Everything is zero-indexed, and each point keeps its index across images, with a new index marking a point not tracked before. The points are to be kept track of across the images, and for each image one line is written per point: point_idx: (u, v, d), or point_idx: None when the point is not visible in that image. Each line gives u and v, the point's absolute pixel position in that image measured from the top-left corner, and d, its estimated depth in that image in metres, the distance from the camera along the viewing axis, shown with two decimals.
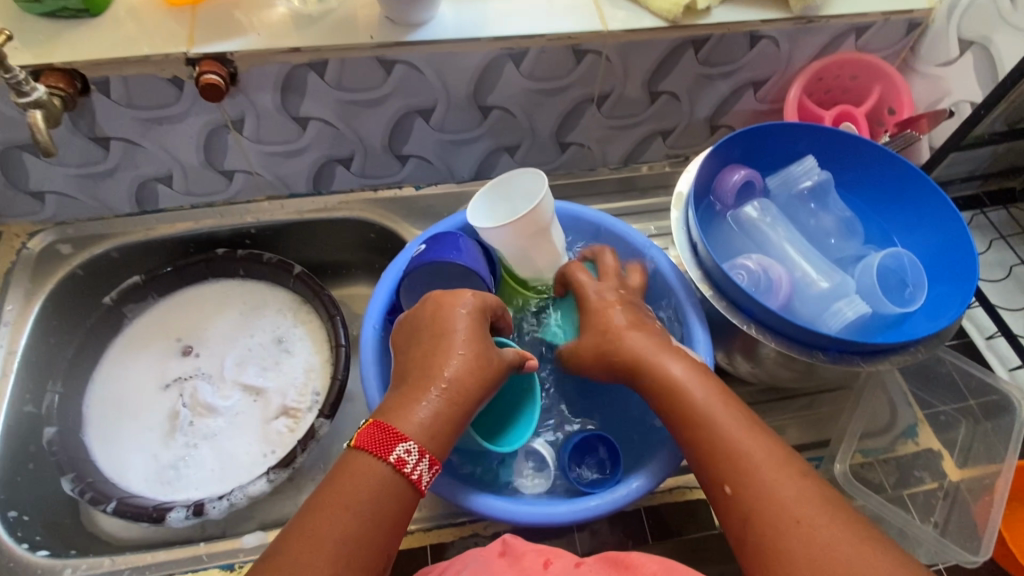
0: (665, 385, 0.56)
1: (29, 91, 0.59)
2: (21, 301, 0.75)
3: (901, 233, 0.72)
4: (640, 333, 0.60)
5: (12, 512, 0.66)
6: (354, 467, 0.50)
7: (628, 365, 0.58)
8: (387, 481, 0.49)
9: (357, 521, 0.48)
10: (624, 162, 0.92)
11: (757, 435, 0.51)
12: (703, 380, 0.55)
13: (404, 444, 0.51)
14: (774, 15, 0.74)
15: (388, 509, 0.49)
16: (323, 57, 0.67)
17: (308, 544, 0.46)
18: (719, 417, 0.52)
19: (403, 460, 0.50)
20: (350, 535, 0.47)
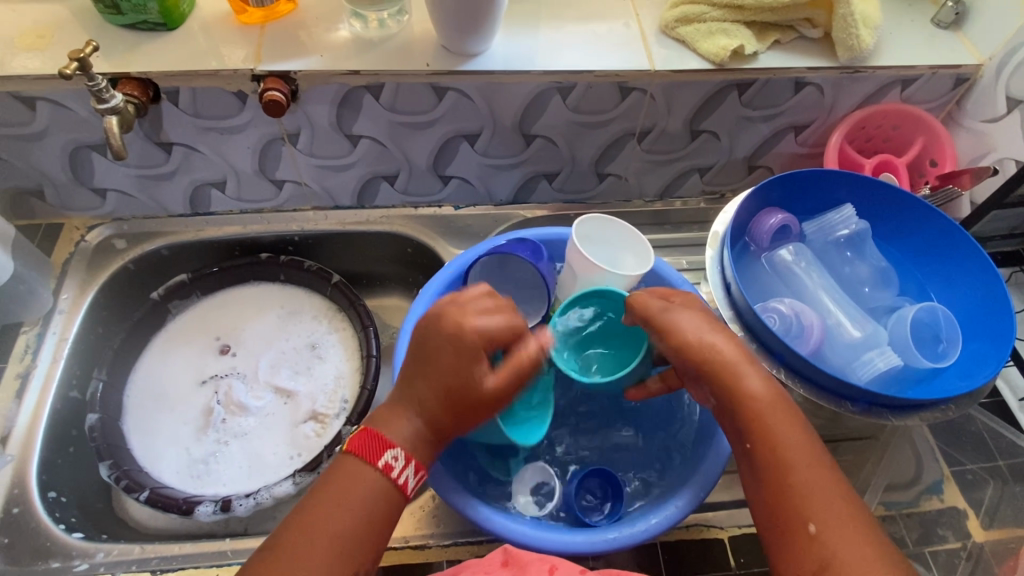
0: (752, 401, 0.53)
1: (109, 98, 0.64)
2: (76, 291, 0.79)
3: (938, 288, 0.71)
4: (723, 342, 0.56)
5: (51, 493, 0.69)
6: (345, 468, 0.53)
7: (713, 368, 0.54)
8: (375, 484, 0.52)
9: (345, 518, 0.50)
10: (660, 197, 0.93)
11: (835, 474, 0.51)
12: (786, 404, 0.53)
13: (393, 451, 0.53)
14: (820, 63, 0.76)
15: (377, 508, 0.52)
16: (380, 81, 0.71)
17: (301, 536, 0.49)
18: (799, 449, 0.51)
19: (390, 466, 0.53)
20: (334, 532, 0.50)
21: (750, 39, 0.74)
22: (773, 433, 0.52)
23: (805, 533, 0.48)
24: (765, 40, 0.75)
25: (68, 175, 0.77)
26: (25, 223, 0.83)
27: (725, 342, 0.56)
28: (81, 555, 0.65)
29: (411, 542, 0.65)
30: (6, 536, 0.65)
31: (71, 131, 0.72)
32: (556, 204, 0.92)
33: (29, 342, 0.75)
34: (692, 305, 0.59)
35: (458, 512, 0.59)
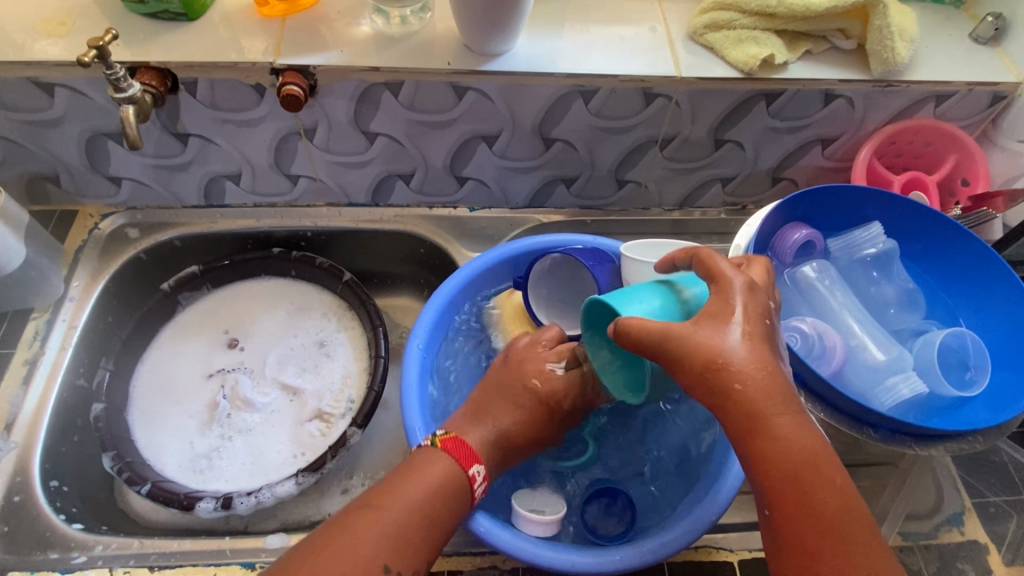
0: (779, 466, 0.46)
1: (126, 87, 0.63)
2: (87, 278, 0.79)
3: (968, 313, 0.68)
4: (761, 377, 0.47)
5: (54, 482, 0.68)
6: (443, 460, 0.56)
7: (737, 419, 0.47)
8: (459, 488, 0.55)
9: (434, 504, 0.53)
10: (679, 205, 0.91)
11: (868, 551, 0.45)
12: (819, 466, 0.46)
13: (478, 465, 0.57)
14: (852, 75, 0.73)
15: (457, 509, 0.55)
16: (399, 78, 0.69)
17: (392, 505, 0.52)
18: (834, 517, 0.45)
19: (474, 478, 0.56)
20: (421, 512, 0.52)
21: (780, 48, 0.72)
22: (801, 499, 0.46)
23: None
24: (796, 49, 0.73)
25: (83, 162, 0.77)
26: (39, 208, 0.83)
27: (764, 379, 0.47)
28: (79, 547, 0.64)
29: None
30: (5, 524, 0.64)
31: (89, 118, 0.71)
32: (573, 209, 0.90)
33: (38, 328, 0.75)
34: (728, 314, 0.49)
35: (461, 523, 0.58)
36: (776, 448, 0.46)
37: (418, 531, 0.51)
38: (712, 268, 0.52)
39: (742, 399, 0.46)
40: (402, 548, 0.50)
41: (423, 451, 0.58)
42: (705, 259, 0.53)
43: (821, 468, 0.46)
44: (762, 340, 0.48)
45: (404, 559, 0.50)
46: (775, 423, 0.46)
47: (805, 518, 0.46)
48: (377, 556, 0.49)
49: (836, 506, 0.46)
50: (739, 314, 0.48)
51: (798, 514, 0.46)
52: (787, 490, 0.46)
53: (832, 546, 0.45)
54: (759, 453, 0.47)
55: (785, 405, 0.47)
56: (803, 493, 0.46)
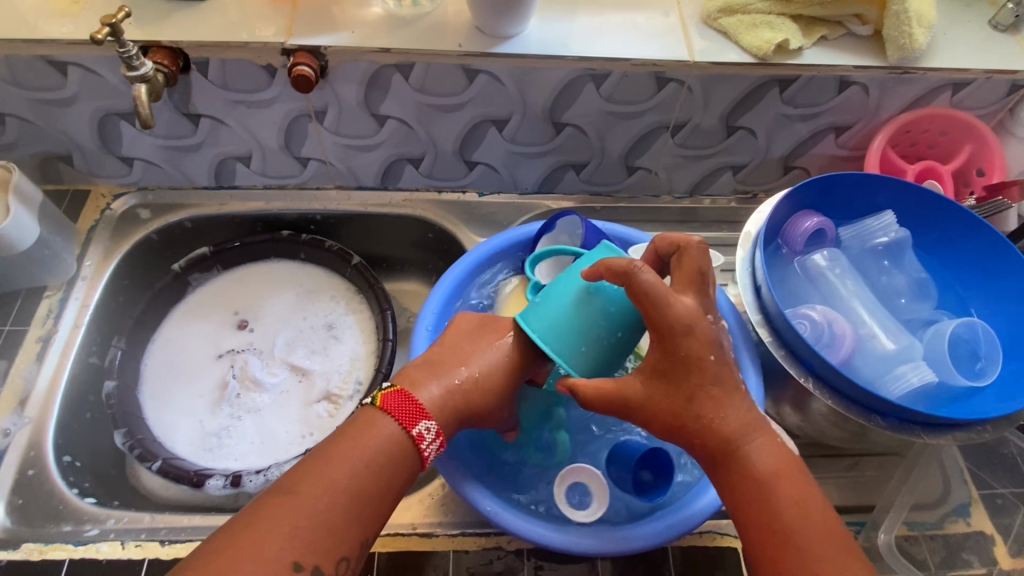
0: (745, 483, 0.50)
1: (139, 66, 0.63)
2: (99, 258, 0.80)
3: (980, 304, 0.68)
4: (724, 413, 0.51)
5: (67, 457, 0.70)
6: (378, 432, 0.52)
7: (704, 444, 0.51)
8: (395, 454, 0.52)
9: (362, 485, 0.50)
10: (689, 193, 0.91)
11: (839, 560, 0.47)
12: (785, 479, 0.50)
13: (427, 421, 0.54)
14: (868, 61, 0.72)
15: (393, 486, 0.51)
16: (410, 60, 0.69)
17: (314, 490, 0.48)
18: (801, 529, 0.48)
19: (422, 436, 0.53)
20: (346, 492, 0.49)
21: (795, 33, 0.71)
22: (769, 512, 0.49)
23: None
24: (811, 35, 0.72)
25: (96, 142, 0.77)
26: (53, 188, 0.84)
27: (727, 414, 0.51)
28: (91, 521, 0.65)
29: (419, 529, 0.64)
30: (20, 496, 0.65)
31: (102, 98, 0.72)
32: (582, 195, 0.90)
33: (52, 306, 0.76)
34: (676, 362, 0.51)
35: (467, 502, 0.58)
36: (746, 473, 0.50)
37: (343, 515, 0.48)
38: (640, 300, 0.52)
39: (708, 433, 0.51)
40: (324, 536, 0.47)
41: (357, 418, 0.54)
42: (648, 288, 0.51)
43: (789, 486, 0.49)
44: (721, 377, 0.51)
45: (327, 547, 0.47)
46: (739, 449, 0.51)
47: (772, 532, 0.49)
48: (291, 551, 0.46)
49: (806, 519, 0.48)
50: (686, 359, 0.51)
51: (765, 528, 0.48)
52: (754, 508, 0.49)
53: (801, 555, 0.47)
54: (728, 478, 0.51)
55: (750, 432, 0.51)
56: (769, 508, 0.49)
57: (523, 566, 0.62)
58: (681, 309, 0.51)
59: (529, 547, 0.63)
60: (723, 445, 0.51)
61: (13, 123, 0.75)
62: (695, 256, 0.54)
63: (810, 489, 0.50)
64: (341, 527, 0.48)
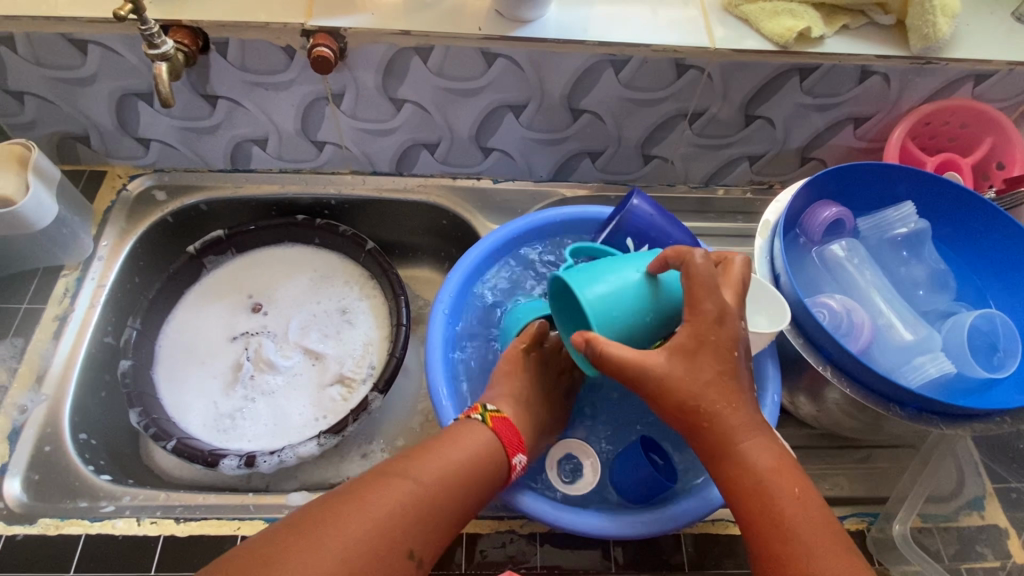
0: (747, 478, 0.49)
1: (160, 44, 0.63)
2: (115, 238, 0.80)
3: (1000, 296, 0.68)
4: (729, 406, 0.50)
5: (83, 435, 0.70)
6: (490, 446, 0.55)
7: (709, 437, 0.50)
8: (495, 476, 0.55)
9: (468, 488, 0.53)
10: (705, 182, 0.90)
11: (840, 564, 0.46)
12: (788, 479, 0.49)
13: (523, 455, 0.58)
14: (890, 51, 0.72)
15: (484, 497, 0.55)
16: (430, 43, 0.69)
17: (429, 483, 0.51)
18: (799, 525, 0.48)
19: (517, 466, 0.57)
20: (451, 498, 0.52)
21: (817, 21, 0.70)
22: (771, 510, 0.48)
23: None
24: (833, 23, 0.72)
25: (113, 122, 0.77)
26: (69, 168, 0.84)
27: (730, 409, 0.50)
28: (108, 498, 0.65)
29: None
30: (37, 472, 0.66)
31: (120, 77, 0.72)
32: (597, 183, 0.90)
33: (68, 285, 0.76)
34: (700, 344, 0.50)
35: None
36: (746, 469, 0.49)
37: (447, 512, 0.51)
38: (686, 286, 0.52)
39: (711, 428, 0.50)
40: (425, 530, 0.50)
41: (469, 425, 0.57)
42: (700, 273, 0.51)
43: (788, 481, 0.49)
44: (734, 363, 0.51)
45: (430, 535, 0.50)
46: (740, 446, 0.50)
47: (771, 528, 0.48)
48: (404, 538, 0.48)
49: (803, 514, 0.48)
50: (708, 344, 0.50)
51: (764, 523, 0.48)
52: (753, 504, 0.49)
53: (799, 549, 0.47)
54: (728, 474, 0.50)
55: (750, 427, 0.51)
56: (767, 504, 0.49)
57: (536, 551, 0.62)
58: (710, 302, 0.50)
59: (542, 531, 0.64)
60: (725, 440, 0.50)
61: (31, 102, 0.75)
62: (738, 267, 0.54)
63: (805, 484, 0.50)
64: (443, 522, 0.51)
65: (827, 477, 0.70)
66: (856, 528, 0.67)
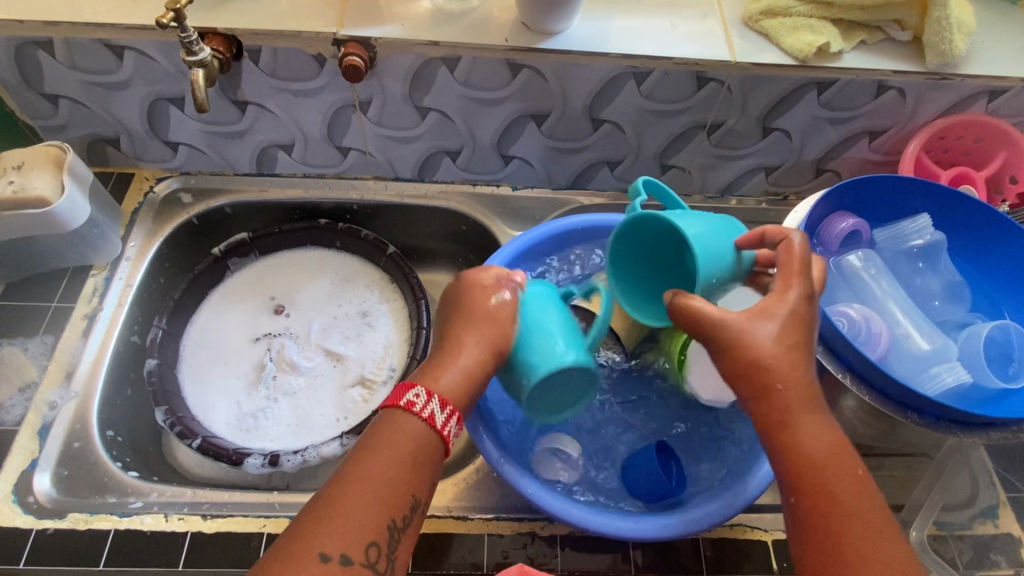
0: (807, 453, 0.47)
1: (198, 51, 0.65)
2: (142, 239, 0.82)
3: (1013, 307, 0.69)
4: (796, 378, 0.48)
5: (110, 432, 0.71)
6: (389, 421, 0.52)
7: (773, 406, 0.48)
8: (421, 435, 0.52)
9: (383, 467, 0.50)
10: (721, 193, 0.92)
11: (893, 549, 0.45)
12: (845, 459, 0.48)
13: (415, 389, 0.54)
14: (906, 67, 0.73)
15: (424, 457, 0.52)
16: (457, 54, 0.71)
17: (336, 494, 0.49)
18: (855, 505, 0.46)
19: (413, 403, 0.53)
20: (385, 481, 0.50)
21: (836, 36, 0.72)
22: (826, 488, 0.47)
23: None
24: (851, 39, 0.73)
25: (144, 126, 0.79)
26: (98, 169, 0.85)
27: (798, 381, 0.48)
28: (135, 494, 0.66)
29: (455, 512, 0.66)
30: (66, 468, 0.67)
31: (154, 82, 0.73)
32: (615, 192, 0.91)
33: (97, 285, 0.78)
34: (777, 314, 0.49)
35: (508, 483, 0.60)
36: (805, 444, 0.47)
37: (375, 501, 0.49)
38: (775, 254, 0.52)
39: (776, 397, 0.48)
40: (364, 519, 0.48)
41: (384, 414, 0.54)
42: (792, 250, 0.51)
43: (845, 462, 0.48)
44: (806, 337, 0.49)
45: (367, 532, 0.48)
46: (800, 421, 0.48)
47: (825, 507, 0.46)
48: (329, 543, 0.46)
49: (860, 497, 0.46)
50: (789, 315, 0.49)
51: (821, 501, 0.46)
52: (809, 478, 0.47)
53: (855, 530, 0.45)
54: (787, 447, 0.48)
55: (811, 404, 0.49)
56: (826, 483, 0.47)
57: (554, 550, 0.64)
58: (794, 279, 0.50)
59: (562, 533, 0.65)
60: (785, 412, 0.48)
61: (65, 105, 0.77)
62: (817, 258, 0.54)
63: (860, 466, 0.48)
64: (378, 510, 0.48)
65: None
66: None
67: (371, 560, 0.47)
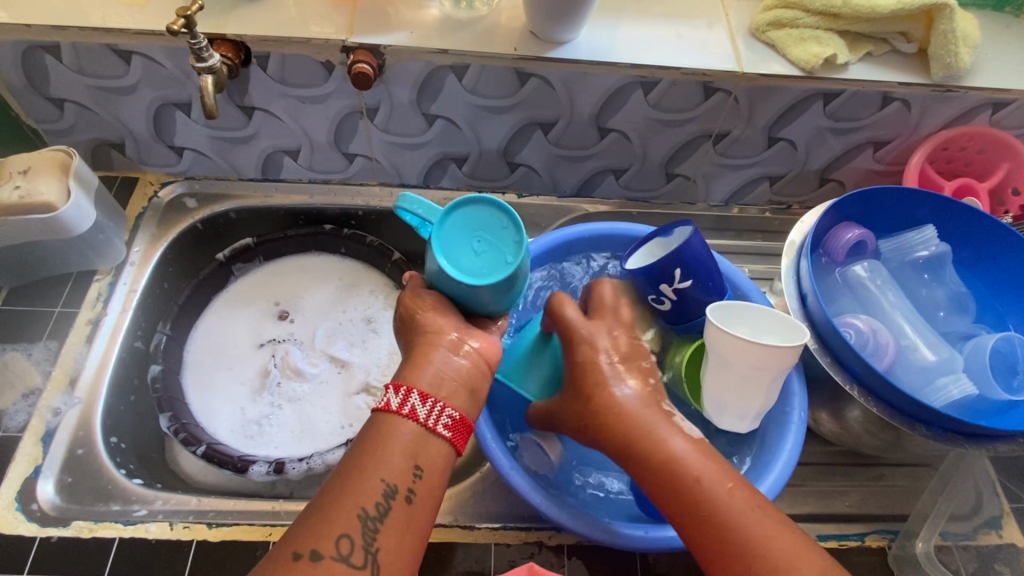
0: (659, 458, 0.52)
1: (207, 58, 0.65)
2: (147, 244, 0.81)
3: (1018, 319, 0.69)
4: (624, 406, 0.55)
5: (114, 438, 0.71)
6: (369, 421, 0.52)
7: (613, 425, 0.54)
8: (397, 429, 0.51)
9: (352, 461, 0.50)
10: (725, 201, 0.92)
11: (758, 517, 0.48)
12: (700, 453, 0.52)
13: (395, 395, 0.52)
14: (912, 79, 0.74)
15: (398, 443, 0.50)
16: (466, 62, 0.71)
17: (319, 495, 0.49)
18: (721, 503, 0.49)
19: (392, 404, 0.52)
20: (357, 475, 0.49)
21: (842, 48, 0.72)
22: (686, 485, 0.50)
23: None
24: (857, 50, 0.74)
25: (149, 130, 0.79)
26: (102, 174, 0.85)
27: (627, 409, 0.54)
28: (140, 501, 0.66)
29: (461, 522, 0.66)
30: (70, 475, 0.66)
31: (161, 88, 0.73)
32: (620, 200, 0.91)
33: (101, 290, 0.77)
34: (586, 350, 0.58)
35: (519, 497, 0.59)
36: (656, 462, 0.52)
37: (345, 493, 0.48)
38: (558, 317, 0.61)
39: (614, 420, 0.54)
40: (335, 514, 0.47)
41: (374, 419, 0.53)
42: (600, 296, 0.63)
43: (703, 466, 0.51)
44: (626, 373, 0.57)
45: (338, 526, 0.47)
46: (644, 430, 0.53)
47: (688, 504, 0.50)
48: (300, 538, 0.46)
49: (721, 484, 0.50)
50: (594, 349, 0.58)
51: (681, 498, 0.50)
52: (664, 482, 0.51)
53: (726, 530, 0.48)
54: (643, 475, 0.53)
55: (653, 413, 0.55)
56: (680, 481, 0.51)
57: (561, 560, 0.63)
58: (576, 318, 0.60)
59: (570, 543, 0.65)
60: (630, 442, 0.53)
61: (71, 109, 0.76)
62: (605, 292, 0.64)
63: (723, 465, 0.52)
64: (348, 502, 0.48)
65: (847, 493, 0.71)
66: (876, 545, 0.67)
67: (344, 553, 0.46)
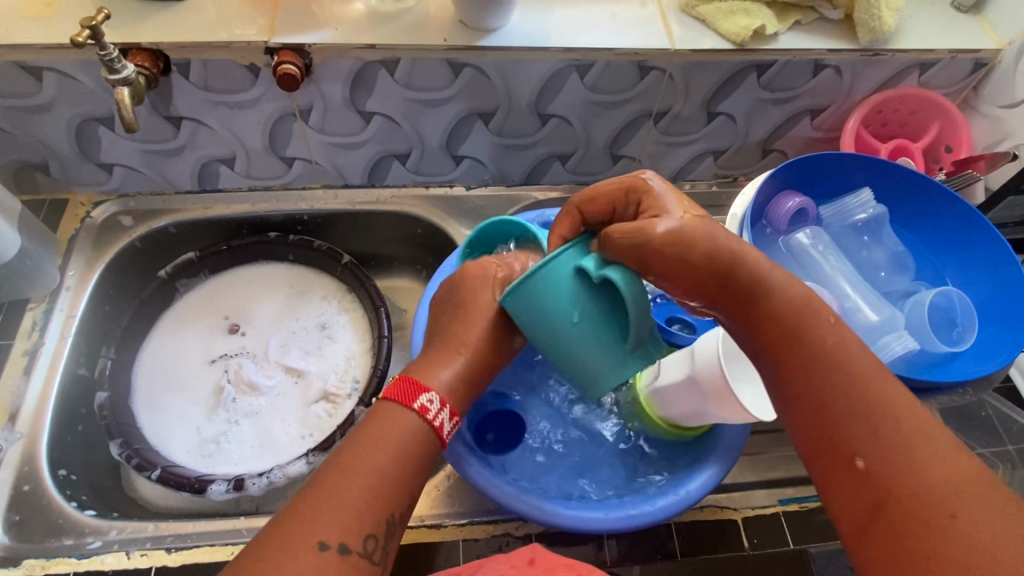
0: (771, 305, 0.47)
1: (120, 69, 0.62)
2: (82, 267, 0.78)
3: (955, 274, 0.71)
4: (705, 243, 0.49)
5: (62, 471, 0.68)
6: (388, 414, 0.50)
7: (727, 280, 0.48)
8: (418, 434, 0.50)
9: (379, 456, 0.48)
10: (672, 179, 0.92)
11: (886, 385, 0.43)
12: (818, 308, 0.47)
13: (426, 395, 0.52)
14: (840, 45, 0.75)
15: (419, 449, 0.50)
16: (396, 56, 0.69)
17: (340, 484, 0.46)
18: (852, 363, 0.44)
19: (426, 408, 0.51)
20: (383, 474, 0.47)
21: (771, 19, 0.73)
22: (809, 338, 0.45)
23: (850, 466, 0.41)
24: (785, 20, 0.74)
25: (73, 149, 0.75)
26: (28, 198, 0.81)
27: (722, 230, 0.49)
28: (93, 533, 0.64)
29: (427, 521, 0.66)
30: (17, 513, 0.64)
31: (77, 103, 0.70)
32: (569, 185, 0.91)
33: (36, 318, 0.74)
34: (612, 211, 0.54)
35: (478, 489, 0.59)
36: (770, 308, 0.47)
37: (378, 494, 0.47)
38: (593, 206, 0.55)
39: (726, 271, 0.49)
40: (364, 510, 0.46)
41: (387, 412, 0.51)
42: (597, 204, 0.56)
43: (820, 313, 0.47)
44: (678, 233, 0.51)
45: (364, 522, 0.45)
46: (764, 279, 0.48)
47: (801, 363, 0.45)
48: (325, 527, 0.44)
49: (844, 349, 0.45)
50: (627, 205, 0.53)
51: (788, 345, 0.46)
52: (773, 330, 0.47)
53: (841, 370, 0.44)
54: (754, 324, 0.48)
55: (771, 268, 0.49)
56: (794, 334, 0.46)
57: None
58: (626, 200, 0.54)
59: (539, 532, 0.65)
60: (729, 265, 0.48)
61: None
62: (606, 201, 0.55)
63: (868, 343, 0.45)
64: (378, 504, 0.46)
65: None
66: None
67: (367, 552, 0.45)
